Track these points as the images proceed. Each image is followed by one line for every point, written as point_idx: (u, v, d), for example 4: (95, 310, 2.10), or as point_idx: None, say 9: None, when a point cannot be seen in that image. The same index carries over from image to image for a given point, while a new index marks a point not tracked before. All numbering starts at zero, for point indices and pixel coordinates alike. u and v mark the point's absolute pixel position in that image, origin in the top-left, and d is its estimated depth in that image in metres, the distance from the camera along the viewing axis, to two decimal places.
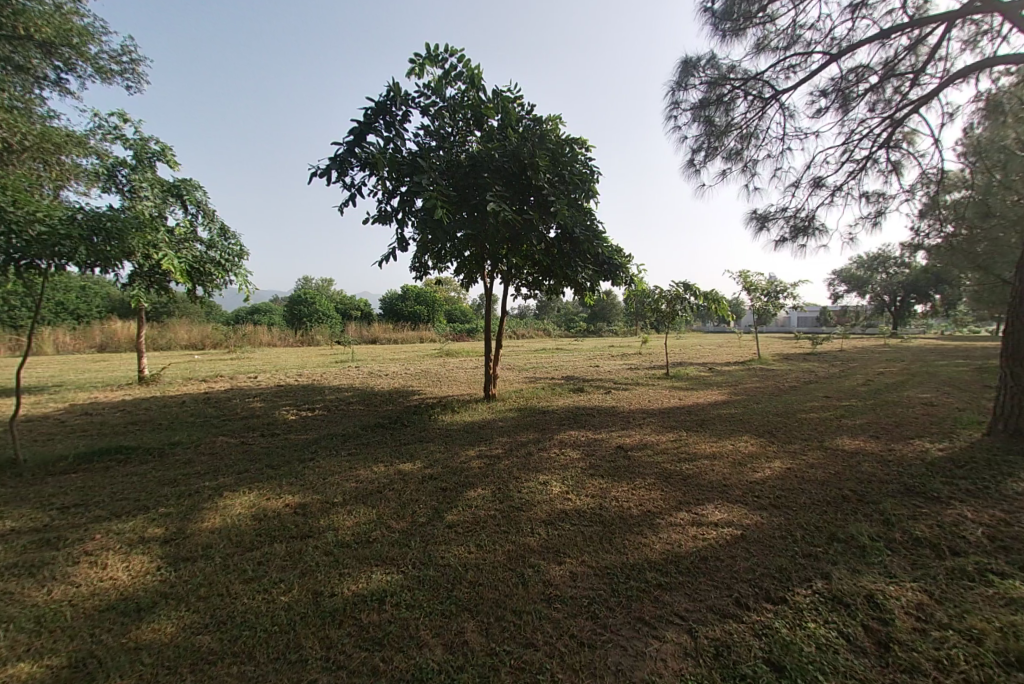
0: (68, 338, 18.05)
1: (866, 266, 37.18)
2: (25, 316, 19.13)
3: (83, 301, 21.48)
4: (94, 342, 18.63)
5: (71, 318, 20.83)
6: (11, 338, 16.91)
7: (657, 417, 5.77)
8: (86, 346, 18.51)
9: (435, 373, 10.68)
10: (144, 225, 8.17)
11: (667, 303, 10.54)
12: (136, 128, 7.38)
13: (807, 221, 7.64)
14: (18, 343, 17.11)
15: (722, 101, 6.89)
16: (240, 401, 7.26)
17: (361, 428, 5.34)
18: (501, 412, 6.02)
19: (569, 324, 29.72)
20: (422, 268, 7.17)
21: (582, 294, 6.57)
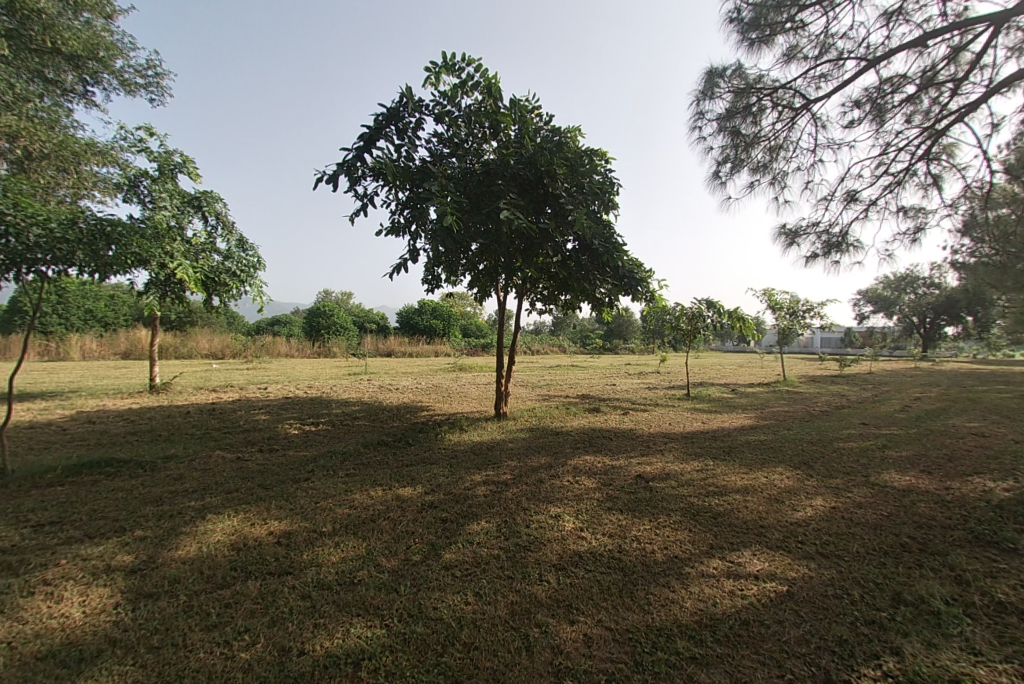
0: (94, 345, 18.40)
1: (893, 287, 36.09)
2: (56, 323, 19.63)
3: (111, 310, 21.96)
4: (119, 349, 18.97)
5: (100, 325, 21.30)
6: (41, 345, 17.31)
7: (680, 443, 5.34)
8: (112, 353, 18.85)
9: (446, 388, 10.38)
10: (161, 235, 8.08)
11: (688, 321, 10.11)
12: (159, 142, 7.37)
13: (840, 237, 7.20)
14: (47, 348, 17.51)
15: (749, 113, 6.56)
16: (245, 412, 7.07)
17: (362, 446, 5.04)
18: (512, 433, 5.66)
19: (585, 341, 29.30)
20: (435, 280, 6.94)
21: (600, 309, 6.24)
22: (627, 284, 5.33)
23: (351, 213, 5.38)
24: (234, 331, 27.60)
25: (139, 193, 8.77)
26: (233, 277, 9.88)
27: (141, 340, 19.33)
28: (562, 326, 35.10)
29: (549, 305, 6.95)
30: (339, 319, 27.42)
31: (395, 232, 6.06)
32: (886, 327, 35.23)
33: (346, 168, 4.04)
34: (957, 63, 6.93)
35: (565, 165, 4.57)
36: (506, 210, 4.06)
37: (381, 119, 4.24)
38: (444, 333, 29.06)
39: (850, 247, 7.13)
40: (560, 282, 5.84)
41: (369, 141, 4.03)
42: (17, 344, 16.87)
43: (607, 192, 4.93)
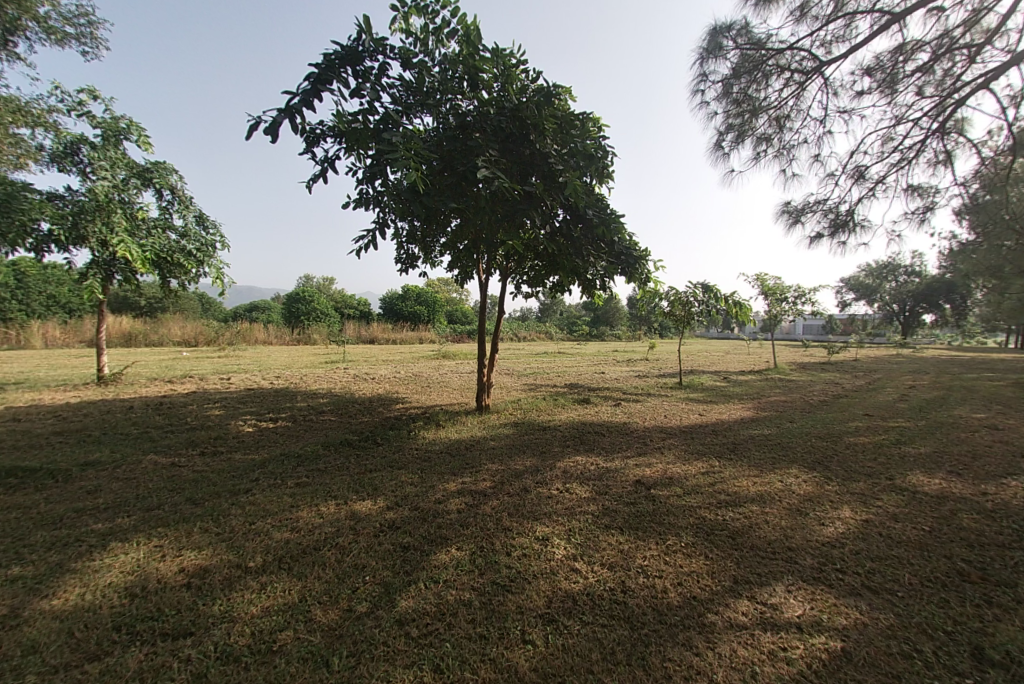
0: (57, 332, 17.25)
1: (875, 274, 36.38)
2: (16, 309, 18.41)
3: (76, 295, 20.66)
4: (84, 337, 17.86)
5: (64, 312, 20.03)
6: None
7: (680, 439, 4.82)
8: (76, 341, 17.74)
9: (425, 377, 9.74)
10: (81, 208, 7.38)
11: (682, 306, 9.49)
12: (105, 103, 6.41)
13: (847, 216, 6.71)
14: (6, 335, 16.36)
15: (754, 82, 6.01)
16: (198, 406, 6.36)
17: (322, 447, 4.41)
18: (495, 429, 5.07)
19: (572, 328, 28.75)
20: (409, 259, 6.25)
21: (591, 291, 5.64)
22: (625, 259, 4.67)
23: (308, 180, 4.68)
24: (209, 317, 26.46)
25: (78, 162, 7.75)
26: (191, 256, 9.05)
27: None
28: (549, 312, 34.54)
29: (535, 287, 6.35)
30: (319, 305, 26.44)
31: (362, 204, 5.38)
32: (870, 314, 35.40)
33: (290, 114, 3.35)
34: (975, 29, 6.40)
35: (555, 120, 3.92)
36: (485, 168, 3.41)
37: (334, 59, 3.55)
38: (428, 320, 28.32)
39: (856, 228, 6.69)
40: (548, 258, 5.22)
41: (319, 83, 3.34)
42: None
43: (601, 155, 4.30)
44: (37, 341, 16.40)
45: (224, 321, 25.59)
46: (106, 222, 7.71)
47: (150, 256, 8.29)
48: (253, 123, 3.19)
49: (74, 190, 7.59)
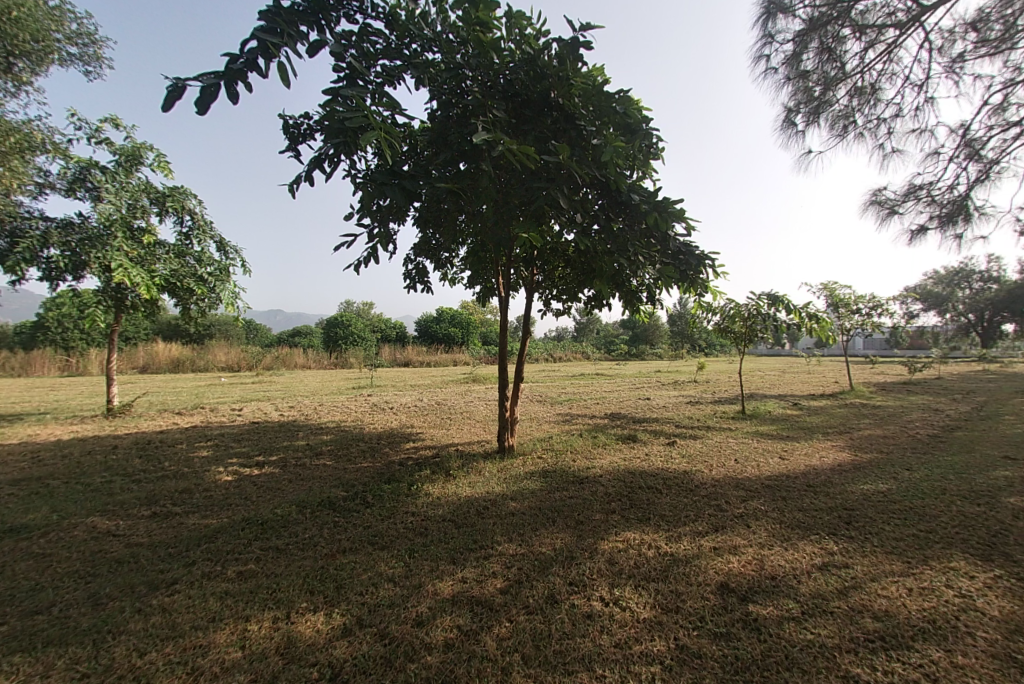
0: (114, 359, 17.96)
1: (945, 283, 33.14)
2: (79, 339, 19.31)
3: (133, 325, 21.79)
4: (138, 364, 18.54)
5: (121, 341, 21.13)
6: (61, 360, 16.85)
7: (768, 502, 3.57)
8: (131, 367, 18.44)
9: (451, 405, 8.83)
10: (94, 240, 7.20)
11: (743, 322, 8.04)
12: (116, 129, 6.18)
13: (959, 205, 5.32)
14: (67, 363, 17.03)
15: (832, 41, 4.87)
16: (190, 445, 5.64)
17: (296, 509, 3.46)
18: (519, 482, 3.99)
19: (610, 347, 27.37)
20: (419, 272, 5.37)
21: (636, 305, 4.58)
22: (684, 260, 3.36)
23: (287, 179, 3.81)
24: (251, 342, 26.89)
25: (89, 189, 7.49)
26: (205, 282, 8.58)
27: (159, 353, 18.93)
28: (586, 332, 33.57)
29: (567, 303, 5.32)
30: (356, 328, 26.37)
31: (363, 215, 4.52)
32: (945, 327, 31.99)
33: (230, 80, 2.50)
34: None
35: (585, 79, 2.95)
36: (485, 133, 2.45)
37: (292, 10, 2.70)
38: (464, 341, 27.76)
39: (973, 216, 5.31)
40: (582, 266, 4.19)
41: (267, 37, 2.50)
42: (36, 358, 16.40)
43: (649, 129, 3.26)
44: (94, 368, 16.98)
45: (266, 346, 25.95)
46: (112, 247, 7.31)
47: (158, 283, 7.85)
48: (175, 88, 2.36)
49: (85, 218, 7.33)
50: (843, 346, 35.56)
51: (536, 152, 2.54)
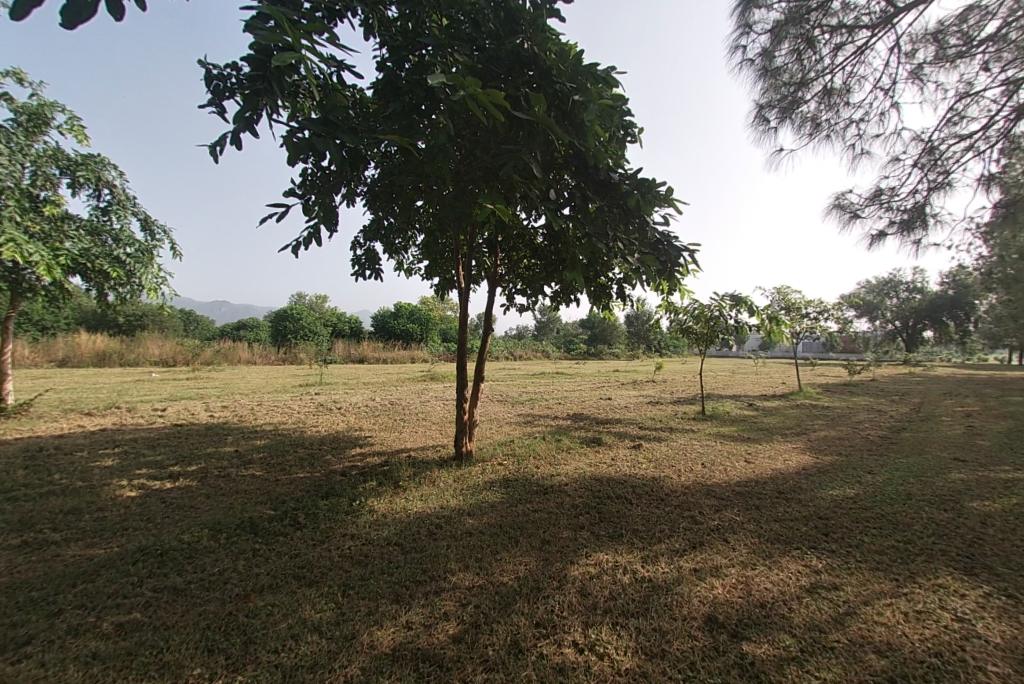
0: (27, 351, 16.13)
1: (876, 291, 35.55)
2: None
3: (50, 312, 19.67)
4: (56, 357, 16.71)
5: (36, 331, 19.03)
6: None
7: (743, 512, 3.34)
8: (47, 360, 16.60)
9: (404, 405, 8.28)
10: None
11: (705, 322, 7.95)
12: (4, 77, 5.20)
13: (917, 210, 5.39)
14: None
15: (807, 38, 4.75)
16: (93, 453, 4.86)
17: (207, 536, 2.91)
18: (477, 494, 3.58)
19: (569, 346, 27.43)
20: (370, 258, 4.83)
21: (604, 300, 4.29)
22: (664, 249, 2.98)
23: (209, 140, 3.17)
24: (188, 335, 24.96)
25: None
26: (124, 264, 7.59)
27: (81, 345, 17.14)
28: (545, 330, 33.61)
29: (531, 297, 4.98)
30: (306, 322, 24.99)
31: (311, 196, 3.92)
32: (877, 331, 34.24)
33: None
34: None
35: (561, 38, 2.57)
36: (443, 76, 2.02)
37: None
38: (421, 338, 26.96)
39: (930, 223, 5.39)
40: (550, 255, 3.85)
41: None
42: None
43: (627, 104, 2.92)
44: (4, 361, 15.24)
45: (205, 339, 24.16)
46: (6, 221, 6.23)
47: (64, 264, 6.76)
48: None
49: None
50: (785, 349, 37.46)
51: (505, 101, 2.09)
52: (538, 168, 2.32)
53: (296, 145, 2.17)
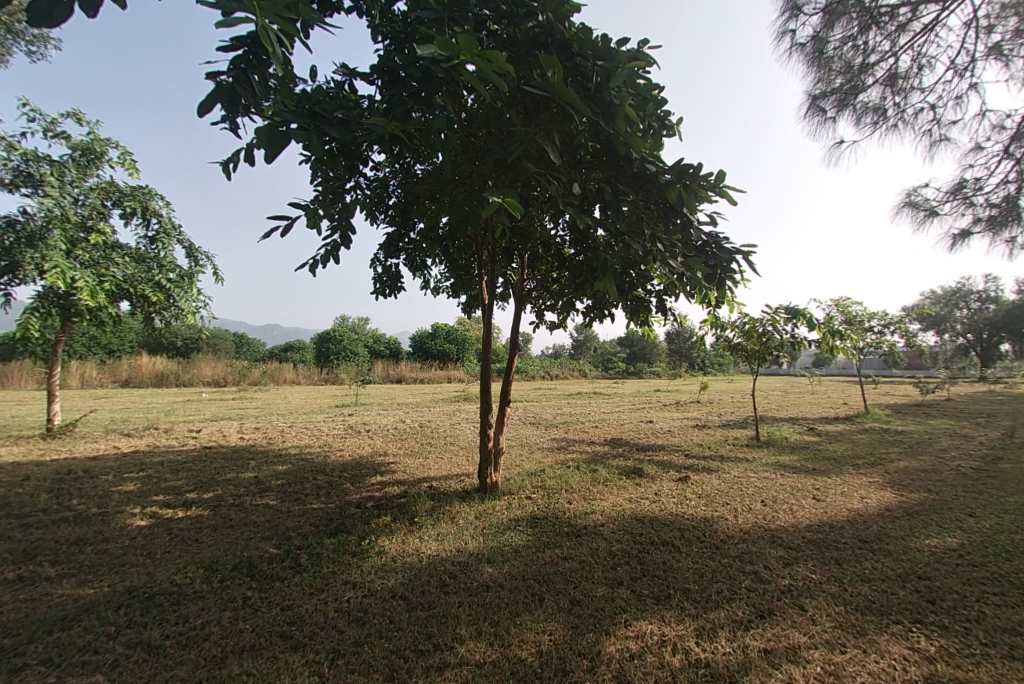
0: (95, 372, 17.21)
1: (946, 302, 32.77)
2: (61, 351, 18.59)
3: (117, 336, 21.01)
4: (120, 378, 17.72)
5: (104, 353, 20.34)
6: None
7: (818, 567, 2.76)
8: (112, 381, 17.64)
9: (435, 428, 8.00)
10: (34, 240, 6.39)
11: (758, 339, 7.25)
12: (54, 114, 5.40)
13: (1010, 204, 4.64)
14: None
15: (866, 19, 4.23)
16: (120, 476, 4.81)
17: (200, 577, 2.65)
18: (500, 535, 3.16)
19: (608, 365, 26.67)
20: (392, 277, 4.58)
21: (641, 315, 3.84)
22: (714, 251, 2.50)
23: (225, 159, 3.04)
24: (239, 356, 26.06)
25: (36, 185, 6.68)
26: (166, 289, 7.78)
27: (141, 366, 18.11)
28: (583, 348, 33.02)
29: (562, 314, 4.60)
30: (347, 343, 25.54)
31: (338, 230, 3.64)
32: (948, 346, 31.39)
33: None
34: None
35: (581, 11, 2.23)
36: (434, 47, 1.70)
37: None
38: (459, 357, 26.96)
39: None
40: (580, 268, 3.47)
41: None
42: None
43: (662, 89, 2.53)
44: (73, 382, 16.29)
45: (254, 360, 25.13)
46: (54, 248, 6.41)
47: (108, 289, 6.92)
48: None
49: (27, 216, 6.50)
50: (843, 366, 35.01)
51: (510, 69, 1.73)
52: (557, 153, 1.94)
53: (270, 137, 1.84)
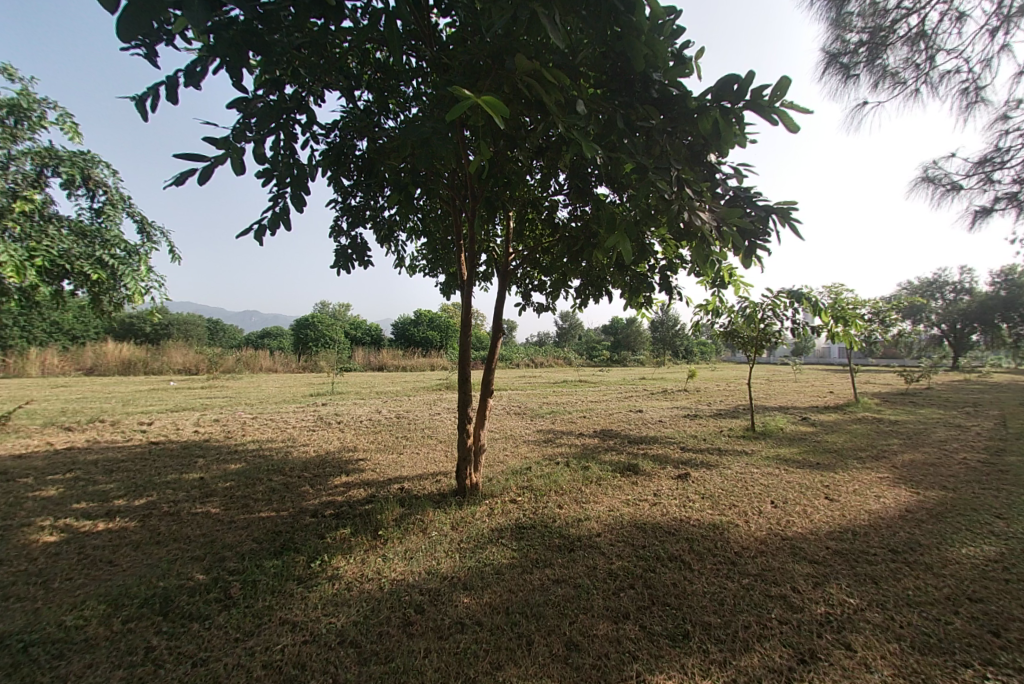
0: (56, 359, 16.16)
1: (923, 291, 33.27)
2: (18, 336, 17.39)
3: (81, 321, 19.80)
4: (84, 364, 16.68)
5: (67, 339, 19.14)
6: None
7: (854, 589, 2.34)
8: (75, 368, 16.59)
9: (413, 419, 7.46)
10: None
11: (755, 324, 6.85)
12: None
13: None
14: (2, 363, 15.27)
15: None
16: (41, 478, 4.15)
17: (99, 618, 2.09)
18: (479, 552, 2.66)
19: (593, 352, 26.43)
20: (358, 251, 3.97)
21: (641, 293, 3.35)
22: (746, 206, 1.99)
23: (143, 97, 2.43)
24: (213, 343, 24.98)
25: None
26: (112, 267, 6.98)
27: (107, 352, 17.07)
28: (567, 335, 32.80)
29: (551, 294, 4.09)
30: (326, 329, 24.65)
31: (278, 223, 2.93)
32: (923, 334, 31.93)
33: None
34: None
35: None
36: None
37: None
38: (443, 344, 26.30)
39: None
40: (574, 237, 2.95)
41: None
42: None
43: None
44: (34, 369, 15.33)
45: (229, 347, 24.11)
46: None
47: (40, 265, 6.11)
48: None
49: None
50: (822, 355, 35.49)
51: None
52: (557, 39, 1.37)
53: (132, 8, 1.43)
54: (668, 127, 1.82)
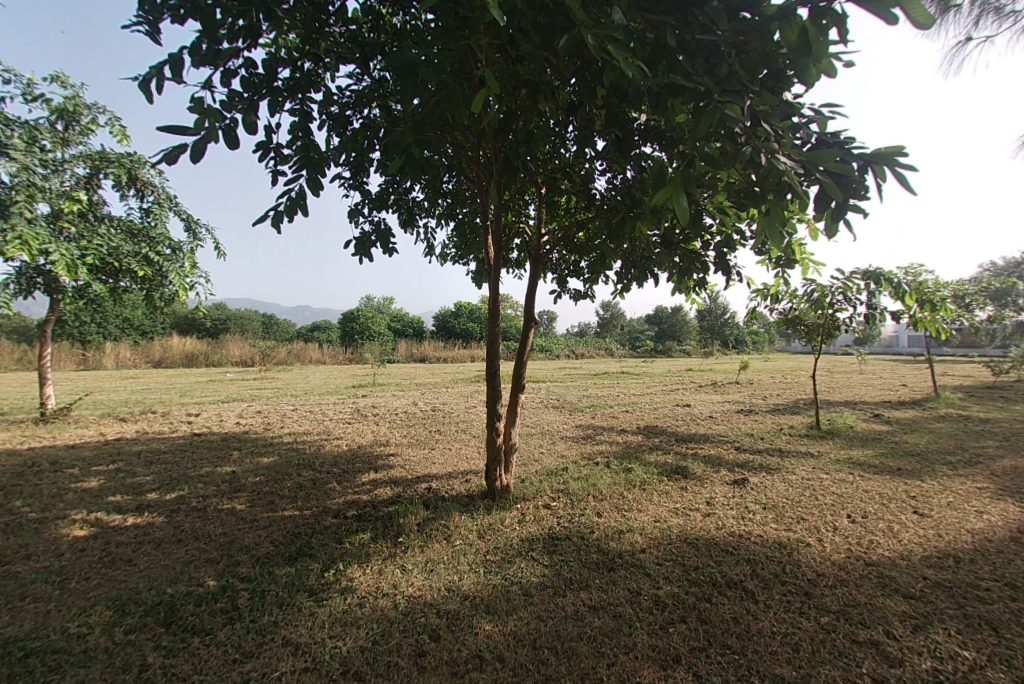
0: (128, 353, 17.30)
1: (1011, 273, 29.90)
2: (94, 331, 18.73)
3: (149, 318, 21.13)
4: (152, 357, 17.78)
5: (137, 334, 20.48)
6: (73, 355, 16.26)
7: (968, 636, 1.88)
8: (144, 361, 17.71)
9: (450, 412, 7.30)
10: None
11: (821, 311, 6.16)
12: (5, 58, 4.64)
13: None
14: (81, 357, 16.49)
15: None
16: (87, 470, 4.24)
17: (103, 626, 1.99)
18: (506, 566, 2.38)
19: (637, 343, 25.58)
20: (383, 237, 3.76)
21: (691, 274, 2.94)
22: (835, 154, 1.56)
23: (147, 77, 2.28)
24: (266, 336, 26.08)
25: None
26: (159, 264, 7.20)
27: (171, 346, 18.10)
28: (610, 326, 31.96)
29: (589, 279, 3.73)
30: (370, 322, 25.17)
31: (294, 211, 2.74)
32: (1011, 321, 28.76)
33: None
34: None
35: None
36: None
37: None
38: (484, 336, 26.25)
39: None
40: (614, 212, 2.59)
41: None
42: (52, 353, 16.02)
43: None
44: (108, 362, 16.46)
45: (281, 340, 25.09)
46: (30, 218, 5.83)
47: (92, 264, 6.33)
48: None
49: None
50: (889, 344, 32.83)
51: None
52: None
53: None
54: (732, 52, 1.43)
